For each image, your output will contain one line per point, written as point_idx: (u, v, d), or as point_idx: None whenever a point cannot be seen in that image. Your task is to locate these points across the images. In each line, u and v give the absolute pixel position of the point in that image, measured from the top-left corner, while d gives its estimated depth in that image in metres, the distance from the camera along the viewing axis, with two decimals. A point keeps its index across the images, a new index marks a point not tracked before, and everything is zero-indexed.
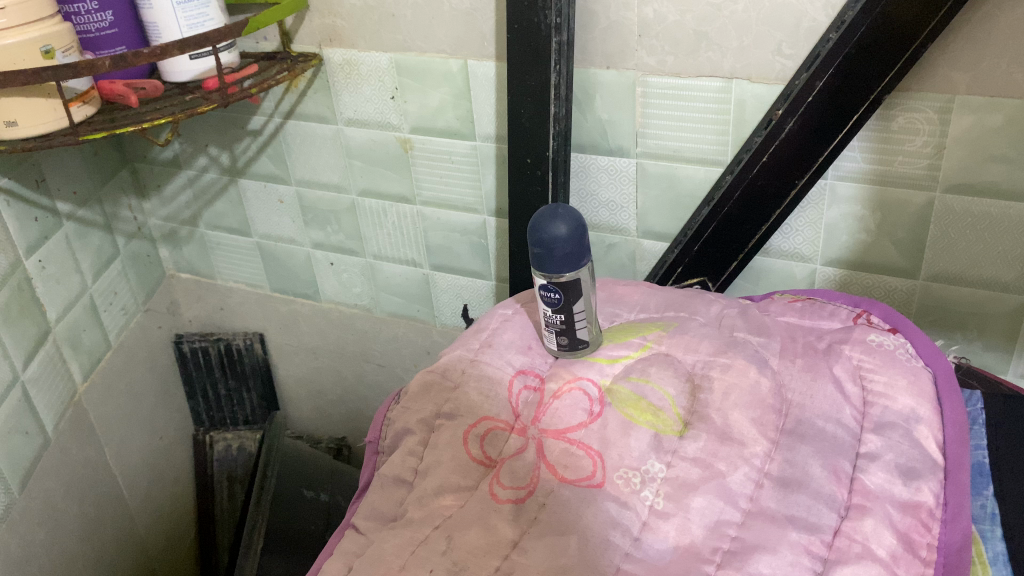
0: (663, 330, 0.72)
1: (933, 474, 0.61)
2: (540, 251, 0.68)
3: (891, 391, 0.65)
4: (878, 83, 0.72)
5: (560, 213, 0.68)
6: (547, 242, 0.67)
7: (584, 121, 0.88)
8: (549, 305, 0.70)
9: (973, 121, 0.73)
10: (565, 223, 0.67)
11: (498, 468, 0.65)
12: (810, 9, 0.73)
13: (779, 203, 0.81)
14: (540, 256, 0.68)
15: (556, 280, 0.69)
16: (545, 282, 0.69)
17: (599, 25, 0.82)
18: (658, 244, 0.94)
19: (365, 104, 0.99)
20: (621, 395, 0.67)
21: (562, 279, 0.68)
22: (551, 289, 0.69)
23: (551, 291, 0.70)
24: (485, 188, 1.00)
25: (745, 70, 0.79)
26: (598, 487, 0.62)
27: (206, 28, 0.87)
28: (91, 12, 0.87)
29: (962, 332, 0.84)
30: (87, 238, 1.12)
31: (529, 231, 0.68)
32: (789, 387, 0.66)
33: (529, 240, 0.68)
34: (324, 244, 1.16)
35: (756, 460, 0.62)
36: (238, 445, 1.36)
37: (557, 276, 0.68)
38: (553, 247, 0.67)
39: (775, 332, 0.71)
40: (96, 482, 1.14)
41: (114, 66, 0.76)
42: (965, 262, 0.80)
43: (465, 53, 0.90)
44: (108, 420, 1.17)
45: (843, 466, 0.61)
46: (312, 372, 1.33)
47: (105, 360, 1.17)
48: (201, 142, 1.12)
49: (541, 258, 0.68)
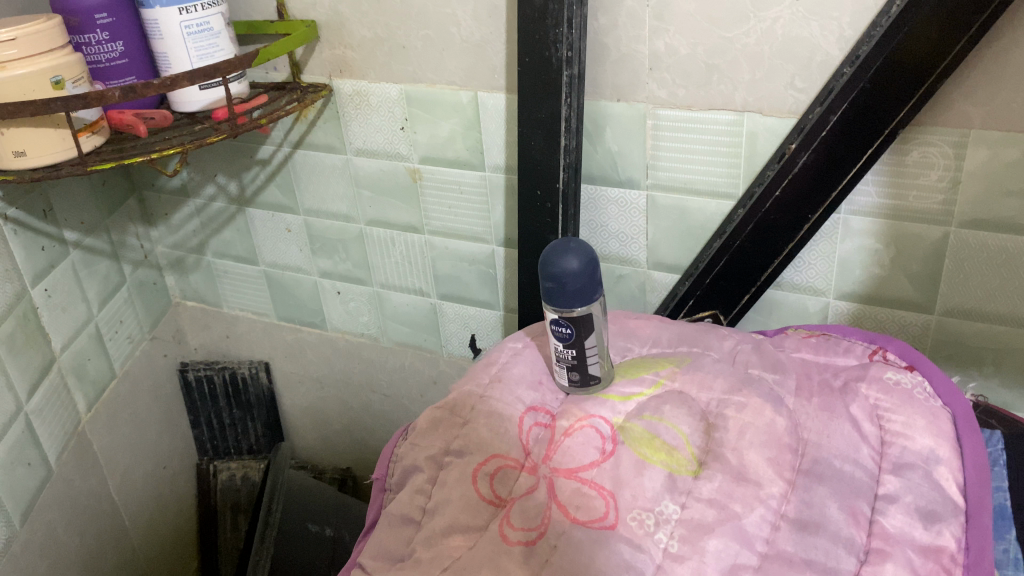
0: (676, 366, 0.71)
1: (954, 517, 0.60)
2: (551, 285, 0.66)
3: (909, 431, 0.64)
4: (893, 117, 0.71)
5: (572, 247, 0.67)
6: (559, 276, 0.66)
7: (595, 152, 0.88)
8: (560, 339, 0.69)
9: (989, 156, 0.72)
10: (577, 257, 0.66)
11: (509, 508, 0.64)
12: (823, 42, 0.73)
13: (792, 238, 0.80)
14: (551, 291, 0.67)
15: (567, 314, 0.67)
16: (556, 317, 0.68)
17: (610, 58, 0.82)
18: (669, 276, 0.93)
19: (375, 134, 0.99)
20: (635, 433, 0.66)
21: (573, 314, 0.67)
22: (562, 323, 0.68)
23: (562, 326, 0.69)
24: (494, 219, 0.99)
25: (757, 103, 0.78)
26: (610, 528, 0.61)
27: (216, 58, 0.87)
28: (102, 42, 0.87)
29: (978, 368, 0.83)
30: (94, 267, 1.12)
31: (540, 264, 0.67)
32: (805, 426, 0.65)
33: (540, 274, 0.67)
34: (331, 273, 1.16)
35: (772, 501, 0.61)
36: (242, 474, 1.34)
37: (568, 311, 0.67)
38: (564, 281, 0.66)
39: (790, 369, 0.70)
40: (98, 514, 1.13)
41: (123, 97, 0.75)
42: (981, 297, 0.79)
43: (475, 85, 0.90)
44: (111, 450, 1.16)
45: (862, 508, 0.60)
46: (317, 402, 1.32)
47: (110, 389, 1.16)
48: (209, 171, 1.12)
49: (553, 292, 0.67)
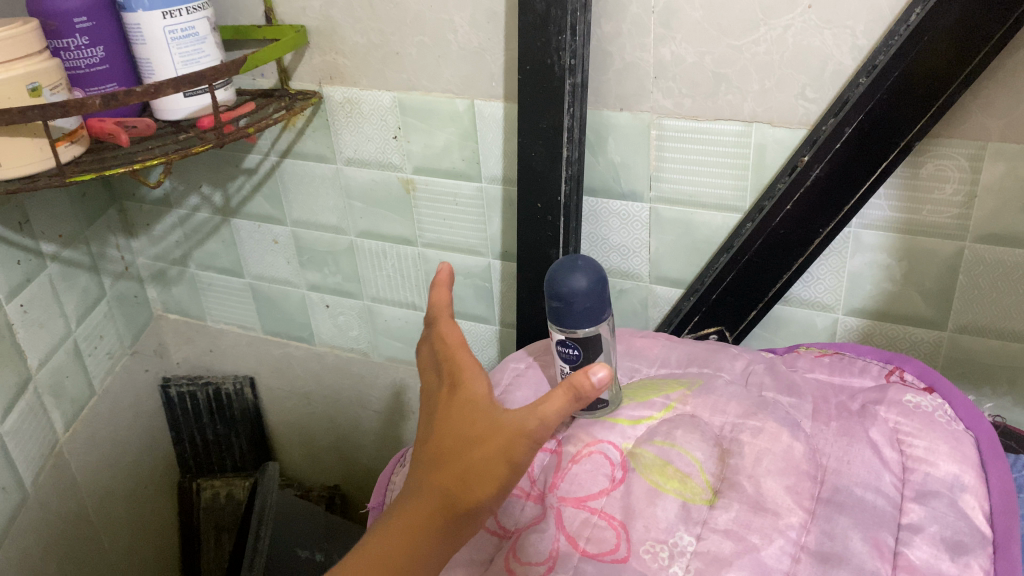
0: (687, 389, 0.69)
1: (982, 548, 0.57)
2: (558, 305, 0.63)
3: (932, 457, 0.61)
4: (911, 128, 0.69)
5: (580, 264, 0.63)
6: (567, 296, 0.62)
7: (597, 164, 0.85)
8: (566, 361, 0.67)
9: (1006, 169, 0.70)
10: (585, 276, 0.62)
11: (515, 541, 0.61)
12: (836, 52, 0.70)
13: (802, 252, 0.78)
14: (559, 311, 0.64)
15: (574, 335, 0.64)
16: (562, 337, 0.65)
17: (613, 67, 0.79)
18: (672, 291, 0.90)
19: (366, 143, 0.96)
20: (646, 460, 0.63)
21: (580, 334, 0.64)
22: (569, 345, 0.65)
23: (569, 347, 0.66)
24: (491, 232, 0.96)
25: (766, 114, 0.75)
26: (622, 562, 0.58)
27: (202, 64, 0.84)
28: (81, 48, 0.83)
29: (992, 386, 0.81)
30: (73, 280, 1.08)
31: (547, 283, 0.63)
32: (824, 452, 0.62)
33: (547, 293, 0.64)
34: (320, 286, 1.12)
35: (791, 532, 0.57)
36: (226, 493, 1.29)
37: (574, 331, 0.64)
38: (572, 301, 0.63)
39: (805, 393, 0.67)
40: (76, 537, 1.08)
41: (105, 105, 0.72)
42: (996, 314, 0.77)
43: (472, 93, 0.87)
44: (90, 471, 1.11)
45: (886, 540, 0.57)
46: (305, 418, 1.28)
47: (89, 408, 1.11)
48: (193, 180, 1.08)
49: (560, 312, 0.64)
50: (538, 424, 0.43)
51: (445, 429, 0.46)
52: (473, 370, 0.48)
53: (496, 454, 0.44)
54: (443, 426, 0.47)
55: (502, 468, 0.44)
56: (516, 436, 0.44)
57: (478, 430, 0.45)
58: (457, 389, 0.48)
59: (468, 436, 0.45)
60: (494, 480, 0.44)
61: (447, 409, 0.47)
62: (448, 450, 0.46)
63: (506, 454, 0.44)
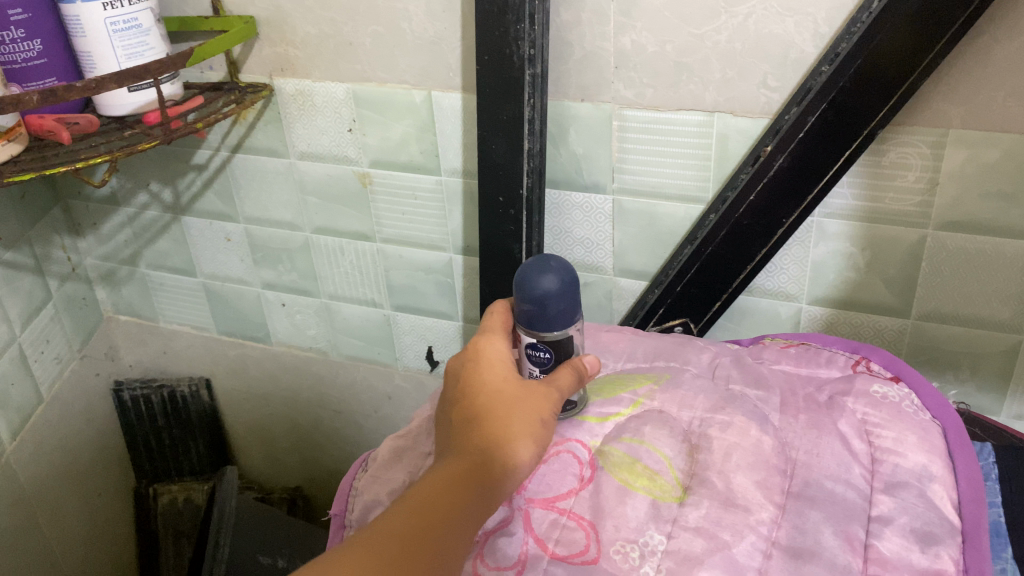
0: (654, 383, 0.68)
1: (952, 539, 0.56)
2: (531, 308, 0.61)
3: (900, 447, 0.61)
4: (873, 117, 0.68)
5: (551, 264, 0.61)
6: (539, 296, 0.60)
7: (558, 155, 0.83)
8: (536, 364, 0.64)
9: (968, 157, 0.70)
10: (557, 276, 0.60)
11: (482, 546, 0.59)
12: (798, 40, 0.69)
13: (765, 243, 0.77)
14: (531, 314, 0.61)
15: (546, 338, 0.62)
16: (533, 341, 0.63)
17: (573, 56, 0.77)
18: (636, 283, 0.89)
19: (320, 136, 0.93)
20: (614, 457, 0.62)
21: (552, 337, 0.62)
22: (540, 348, 0.63)
23: (539, 351, 0.63)
24: (452, 226, 0.94)
25: (728, 104, 0.74)
26: (592, 563, 0.56)
27: (146, 58, 0.80)
28: (17, 41, 0.79)
29: (954, 372, 0.81)
30: (16, 283, 1.03)
31: (517, 286, 0.61)
32: (793, 445, 0.61)
33: (517, 297, 0.61)
34: (276, 284, 1.09)
35: (762, 527, 0.57)
36: (184, 497, 1.27)
37: (547, 334, 0.62)
38: (546, 304, 0.60)
39: (773, 385, 0.67)
40: (25, 550, 1.04)
41: (43, 101, 0.69)
42: (958, 301, 0.77)
43: (429, 84, 0.85)
44: (39, 481, 1.07)
45: (856, 533, 0.56)
46: (263, 419, 1.25)
47: (37, 415, 1.07)
48: (141, 177, 1.04)
49: (532, 315, 0.61)
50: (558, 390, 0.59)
51: (484, 390, 0.58)
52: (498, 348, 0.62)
53: (531, 411, 0.57)
54: (481, 386, 0.59)
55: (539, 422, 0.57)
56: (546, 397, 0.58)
57: (515, 392, 0.58)
58: (484, 357, 0.61)
59: (506, 396, 0.57)
60: (535, 429, 0.56)
61: (478, 372, 0.60)
62: (489, 407, 0.57)
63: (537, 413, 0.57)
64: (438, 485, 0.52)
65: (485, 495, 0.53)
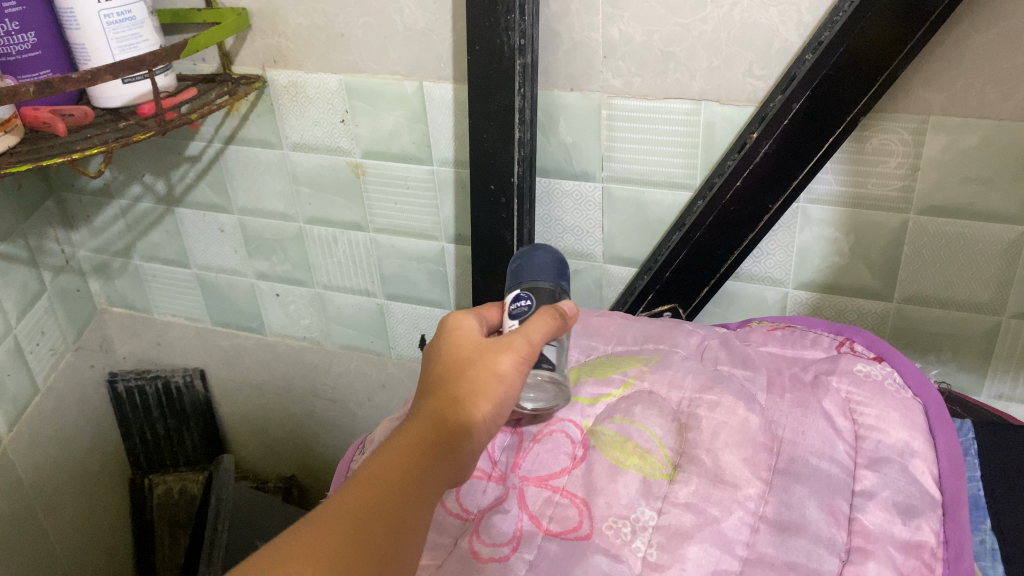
0: (644, 365, 0.69)
1: (933, 511, 0.58)
2: (520, 265, 0.66)
3: (883, 424, 0.63)
4: (855, 104, 0.70)
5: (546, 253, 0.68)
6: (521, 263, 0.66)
7: (548, 144, 0.85)
8: (514, 318, 0.61)
9: (947, 143, 0.72)
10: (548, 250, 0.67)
11: (477, 523, 0.61)
12: (782, 29, 0.71)
13: (752, 228, 0.79)
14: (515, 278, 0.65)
15: (530, 284, 0.64)
16: (517, 291, 0.63)
17: (562, 46, 0.79)
18: (626, 270, 0.91)
19: (312, 127, 0.94)
20: (606, 437, 0.64)
21: (534, 282, 0.64)
22: (522, 296, 0.62)
23: (521, 300, 0.62)
24: (443, 216, 0.96)
25: (714, 92, 0.76)
26: (585, 539, 0.58)
27: (140, 50, 0.81)
28: (12, 33, 0.80)
29: (936, 353, 0.83)
30: (11, 275, 1.04)
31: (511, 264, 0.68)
32: (780, 423, 0.63)
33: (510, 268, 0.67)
34: (269, 274, 1.10)
35: (749, 503, 0.59)
36: (180, 487, 1.28)
37: (531, 280, 0.64)
38: (533, 256, 0.66)
39: (760, 365, 0.68)
40: (22, 539, 1.05)
41: (39, 93, 0.70)
42: (939, 283, 0.79)
43: (420, 75, 0.86)
44: (37, 472, 1.08)
45: (840, 507, 0.58)
46: (257, 410, 1.26)
47: (33, 406, 1.08)
48: (134, 170, 1.05)
49: (520, 270, 0.66)
50: (527, 341, 0.56)
51: (441, 357, 0.56)
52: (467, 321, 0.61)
53: (486, 372, 0.54)
54: (439, 353, 0.57)
55: (495, 382, 0.54)
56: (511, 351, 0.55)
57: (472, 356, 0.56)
58: (448, 326, 0.59)
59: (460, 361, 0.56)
60: (490, 391, 0.54)
61: (439, 340, 0.58)
62: (445, 375, 0.55)
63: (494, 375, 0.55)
64: (385, 466, 0.50)
65: (438, 469, 0.51)
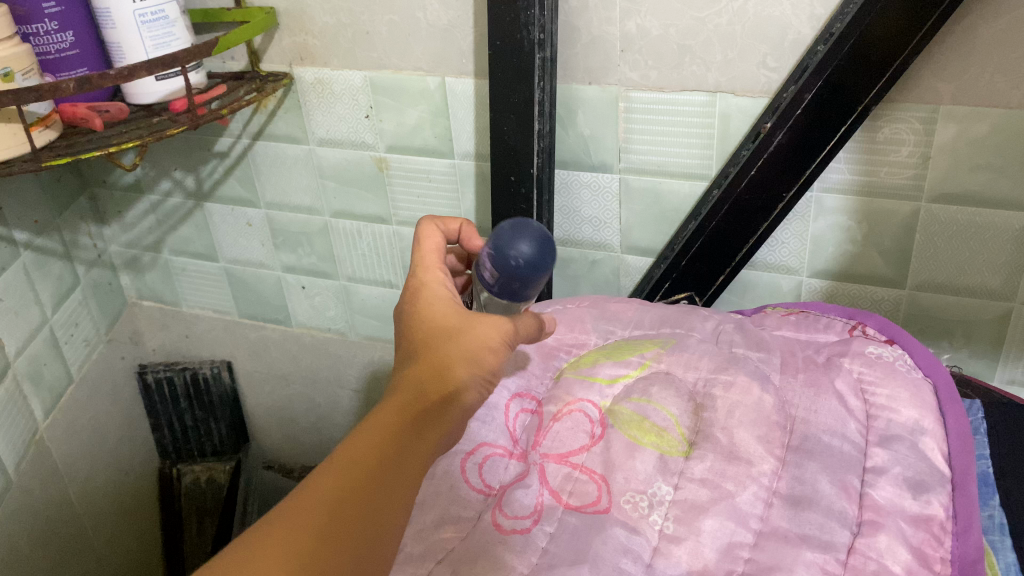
0: (661, 347, 0.71)
1: (942, 486, 0.60)
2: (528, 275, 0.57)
3: (893, 404, 0.64)
4: (867, 93, 0.72)
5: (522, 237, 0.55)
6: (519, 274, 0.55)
7: (567, 137, 0.87)
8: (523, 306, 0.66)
9: (958, 131, 0.74)
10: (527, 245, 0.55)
11: (500, 498, 0.63)
12: (795, 21, 0.73)
13: (767, 217, 0.81)
14: (501, 292, 0.56)
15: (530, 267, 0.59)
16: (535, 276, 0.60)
17: (581, 40, 0.81)
18: (643, 259, 0.93)
19: (338, 123, 0.97)
20: (624, 416, 0.66)
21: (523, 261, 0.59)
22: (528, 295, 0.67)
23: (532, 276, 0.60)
24: (465, 207, 0.99)
25: (729, 84, 0.78)
26: (604, 513, 0.61)
27: (173, 47, 0.84)
28: (51, 33, 0.83)
29: (949, 340, 0.85)
30: (47, 267, 1.07)
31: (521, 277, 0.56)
32: (793, 402, 0.65)
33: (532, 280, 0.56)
34: (296, 267, 1.13)
35: (764, 478, 0.60)
36: (207, 476, 1.32)
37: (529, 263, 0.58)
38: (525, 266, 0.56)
39: (775, 348, 0.70)
40: (58, 524, 1.08)
41: (78, 89, 0.71)
42: (952, 270, 0.81)
43: (443, 70, 0.88)
44: (70, 458, 1.12)
45: (852, 482, 0.60)
46: (283, 400, 1.30)
47: (67, 395, 1.11)
48: (164, 166, 1.08)
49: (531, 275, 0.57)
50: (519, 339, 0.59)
51: (423, 322, 0.58)
52: (432, 267, 0.62)
53: (467, 344, 0.56)
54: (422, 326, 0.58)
55: (481, 348, 0.56)
56: (493, 323, 0.57)
57: (451, 327, 0.57)
58: (425, 292, 0.60)
59: (439, 331, 0.57)
60: (472, 365, 0.56)
61: (423, 311, 0.59)
62: (431, 339, 0.57)
63: (476, 356, 0.56)
64: (382, 464, 0.51)
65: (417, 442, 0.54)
